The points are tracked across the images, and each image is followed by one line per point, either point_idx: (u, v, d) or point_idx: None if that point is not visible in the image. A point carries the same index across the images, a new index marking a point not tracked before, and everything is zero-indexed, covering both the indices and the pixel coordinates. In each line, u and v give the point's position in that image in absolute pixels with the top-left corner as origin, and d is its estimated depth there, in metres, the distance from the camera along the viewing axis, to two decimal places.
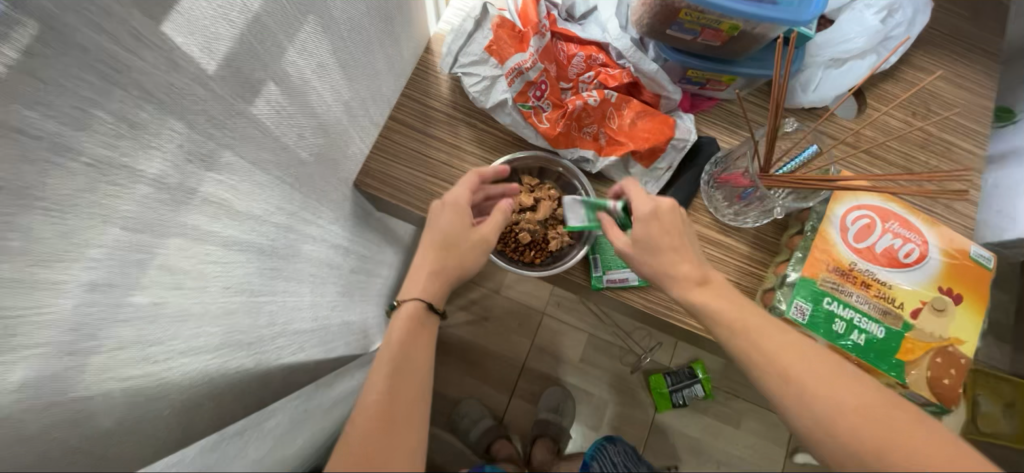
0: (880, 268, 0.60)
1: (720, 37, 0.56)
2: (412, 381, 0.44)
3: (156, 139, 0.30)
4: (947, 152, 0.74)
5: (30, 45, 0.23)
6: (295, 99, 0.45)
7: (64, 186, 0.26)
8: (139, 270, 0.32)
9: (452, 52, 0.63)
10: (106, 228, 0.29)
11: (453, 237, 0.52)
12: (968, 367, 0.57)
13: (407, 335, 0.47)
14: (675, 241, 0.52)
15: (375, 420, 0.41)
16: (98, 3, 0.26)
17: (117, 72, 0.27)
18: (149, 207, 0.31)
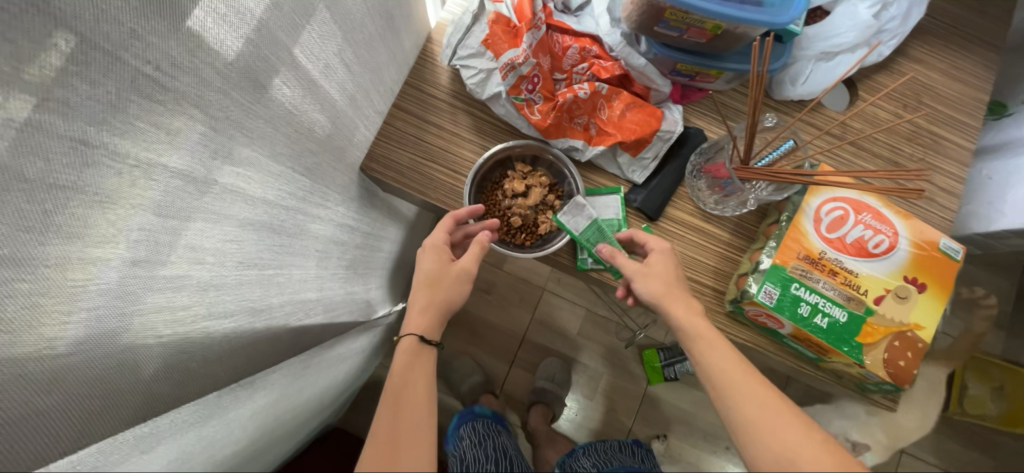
0: (848, 257, 0.64)
1: (705, 35, 0.59)
2: (420, 391, 0.52)
3: (186, 144, 0.36)
4: (935, 145, 0.75)
5: (88, 72, 0.28)
6: (304, 97, 0.50)
7: (114, 184, 0.31)
8: (170, 248, 0.37)
9: (451, 44, 0.66)
10: (144, 214, 0.34)
11: (436, 275, 0.60)
12: (924, 350, 0.62)
13: (407, 361, 0.54)
14: (669, 288, 0.59)
15: (384, 428, 0.48)
16: (137, 34, 0.30)
17: (154, 88, 0.32)
18: (179, 196, 0.37)
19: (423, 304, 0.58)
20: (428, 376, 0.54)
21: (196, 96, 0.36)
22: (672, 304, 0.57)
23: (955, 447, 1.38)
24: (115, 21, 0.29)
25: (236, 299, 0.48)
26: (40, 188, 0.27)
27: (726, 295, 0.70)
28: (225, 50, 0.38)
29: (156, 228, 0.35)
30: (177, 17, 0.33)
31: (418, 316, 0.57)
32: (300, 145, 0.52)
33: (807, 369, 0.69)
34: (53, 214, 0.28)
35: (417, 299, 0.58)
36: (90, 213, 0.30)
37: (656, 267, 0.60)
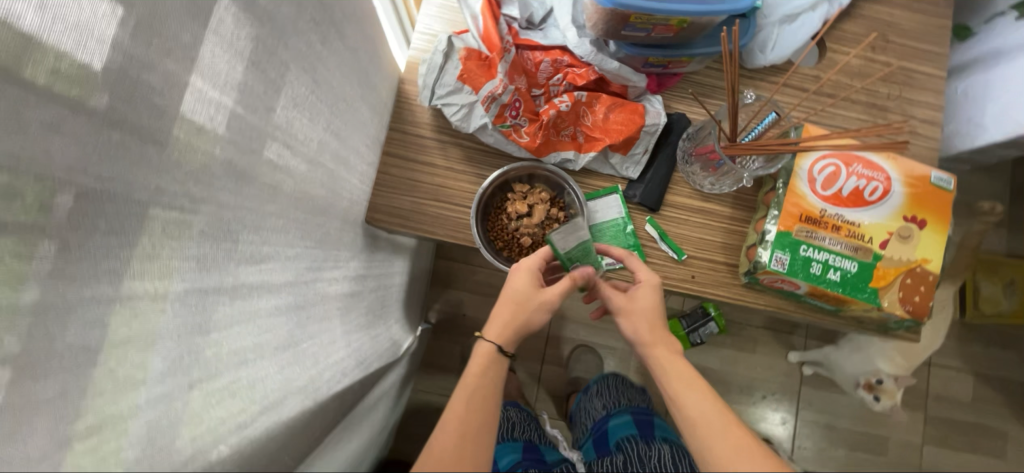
0: (847, 210, 0.66)
1: (672, 30, 0.60)
2: (486, 405, 0.53)
3: (213, 265, 0.36)
4: (909, 80, 0.76)
5: (125, 239, 0.28)
6: (308, 180, 0.50)
7: (159, 322, 0.32)
8: (214, 360, 0.38)
9: (428, 85, 0.66)
10: (187, 338, 0.35)
11: (525, 299, 0.59)
12: (935, 282, 0.65)
13: (485, 369, 0.55)
14: (654, 331, 0.58)
15: (453, 439, 0.50)
16: (165, 190, 0.30)
17: (181, 227, 0.32)
18: (212, 309, 0.37)
19: (507, 322, 0.58)
20: (497, 375, 0.56)
21: (222, 218, 0.36)
22: (653, 343, 0.57)
23: (979, 348, 1.43)
24: (140, 185, 0.28)
25: (281, 383, 0.49)
26: (95, 350, 0.28)
27: (739, 267, 0.72)
28: (231, 167, 0.36)
29: (197, 347, 0.36)
30: (182, 153, 0.31)
31: (497, 325, 0.58)
32: (312, 222, 0.54)
33: (828, 320, 0.72)
34: (114, 369, 0.29)
35: (502, 313, 0.58)
36: (145, 356, 0.31)
37: (641, 302, 0.60)
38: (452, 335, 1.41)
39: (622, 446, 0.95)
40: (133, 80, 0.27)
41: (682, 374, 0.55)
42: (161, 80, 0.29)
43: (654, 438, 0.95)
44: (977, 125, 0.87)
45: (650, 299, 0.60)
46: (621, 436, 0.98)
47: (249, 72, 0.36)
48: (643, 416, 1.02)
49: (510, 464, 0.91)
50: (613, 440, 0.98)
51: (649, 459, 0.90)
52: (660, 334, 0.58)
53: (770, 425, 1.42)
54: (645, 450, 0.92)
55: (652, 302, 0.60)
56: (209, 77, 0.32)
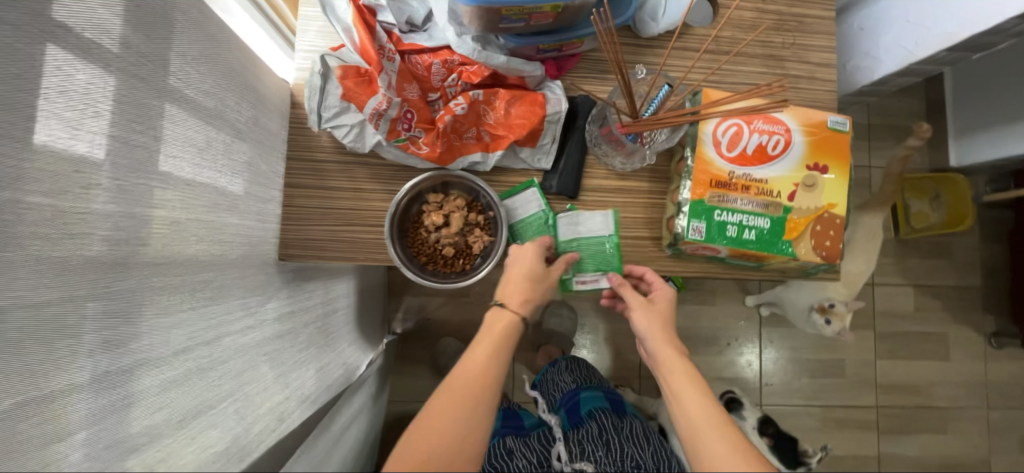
0: (754, 167, 0.67)
1: (549, 16, 0.58)
2: (494, 361, 0.54)
3: (65, 362, 0.36)
4: (803, 26, 0.76)
5: None
6: (179, 240, 0.47)
7: (19, 432, 0.34)
8: (119, 446, 0.39)
9: (314, 109, 0.63)
10: (72, 436, 0.36)
11: (536, 275, 0.63)
12: (843, 224, 0.68)
13: (503, 333, 0.56)
14: (668, 332, 0.60)
15: (458, 389, 0.51)
16: None
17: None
18: (102, 399, 0.38)
19: (522, 295, 0.61)
20: (512, 336, 0.57)
21: (47, 318, 0.35)
22: (664, 342, 0.59)
23: (918, 262, 1.51)
24: None
25: (195, 453, 0.44)
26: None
27: (664, 239, 0.73)
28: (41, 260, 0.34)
29: (100, 436, 0.38)
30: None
31: (518, 297, 0.60)
32: (202, 282, 0.50)
33: (755, 275, 0.74)
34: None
35: (515, 286, 0.61)
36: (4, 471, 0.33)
37: (661, 308, 0.63)
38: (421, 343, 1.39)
39: (593, 415, 0.93)
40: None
41: (687, 369, 0.56)
42: None
43: (624, 413, 0.96)
44: (876, 57, 0.88)
45: (665, 305, 0.64)
46: (590, 405, 0.96)
47: (45, 156, 0.34)
48: (612, 394, 1.01)
49: None
50: (584, 409, 0.95)
51: (620, 429, 0.90)
52: (670, 335, 0.61)
53: (738, 368, 1.48)
54: (616, 421, 0.92)
55: (667, 306, 0.64)
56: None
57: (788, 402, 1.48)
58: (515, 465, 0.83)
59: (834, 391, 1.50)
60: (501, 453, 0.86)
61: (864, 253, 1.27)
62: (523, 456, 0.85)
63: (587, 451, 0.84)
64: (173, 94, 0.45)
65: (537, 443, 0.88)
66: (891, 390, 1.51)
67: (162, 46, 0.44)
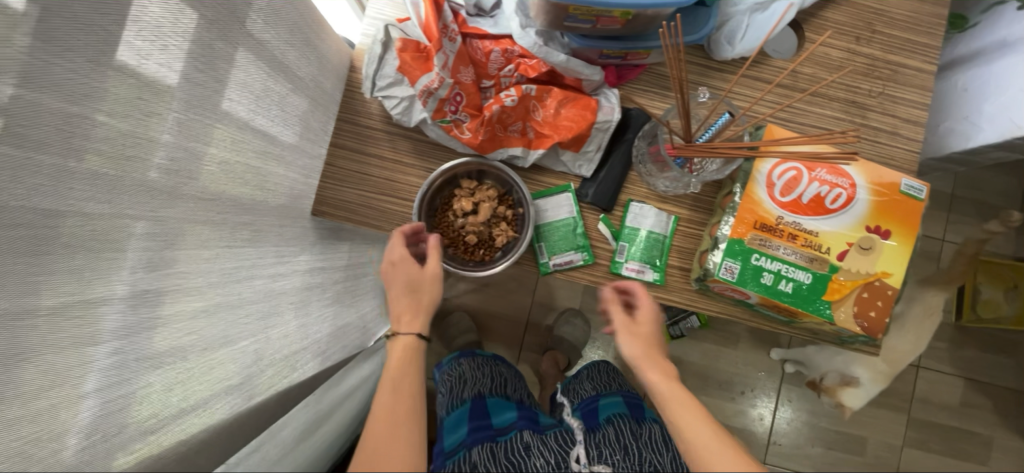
0: (806, 218, 0.62)
1: (617, 21, 0.56)
2: (411, 388, 0.51)
3: (109, 275, 0.37)
4: (895, 75, 0.70)
5: None
6: (226, 179, 0.49)
7: (46, 333, 0.33)
8: (137, 363, 0.40)
9: (369, 76, 0.63)
10: (95, 345, 0.37)
11: (417, 282, 0.60)
12: (895, 297, 0.62)
13: (405, 358, 0.54)
14: (648, 349, 0.58)
15: (382, 422, 0.47)
16: (40, 208, 0.31)
17: (45, 243, 0.32)
18: (129, 315, 0.39)
19: (411, 312, 0.58)
20: (413, 363, 0.54)
21: (103, 235, 0.35)
22: (642, 358, 0.57)
23: (975, 353, 1.38)
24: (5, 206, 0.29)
25: (207, 384, 0.48)
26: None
27: (693, 272, 0.69)
28: (101, 180, 0.34)
29: (127, 347, 0.39)
30: (24, 170, 0.30)
31: (408, 316, 0.58)
32: (237, 222, 0.52)
33: (784, 330, 0.69)
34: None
35: (400, 304, 0.59)
36: (18, 372, 0.32)
37: (643, 329, 0.60)
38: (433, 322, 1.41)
39: (612, 420, 0.80)
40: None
41: (674, 394, 0.52)
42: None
43: (644, 418, 0.82)
44: (975, 123, 0.80)
45: (649, 325, 0.61)
46: (609, 410, 0.82)
47: (115, 81, 0.34)
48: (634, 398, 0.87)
49: (503, 421, 0.77)
50: (602, 414, 0.82)
51: (640, 436, 0.77)
52: (654, 356, 0.57)
53: (747, 419, 1.40)
54: (637, 427, 0.79)
55: (652, 328, 0.60)
56: (54, 89, 0.31)
57: (794, 467, 1.40)
58: (531, 464, 0.70)
59: (848, 468, 1.40)
60: (513, 449, 0.71)
61: (915, 331, 1.16)
62: (539, 456, 0.71)
63: (605, 456, 0.72)
64: (240, 41, 0.47)
65: (555, 443, 0.74)
66: None
67: None
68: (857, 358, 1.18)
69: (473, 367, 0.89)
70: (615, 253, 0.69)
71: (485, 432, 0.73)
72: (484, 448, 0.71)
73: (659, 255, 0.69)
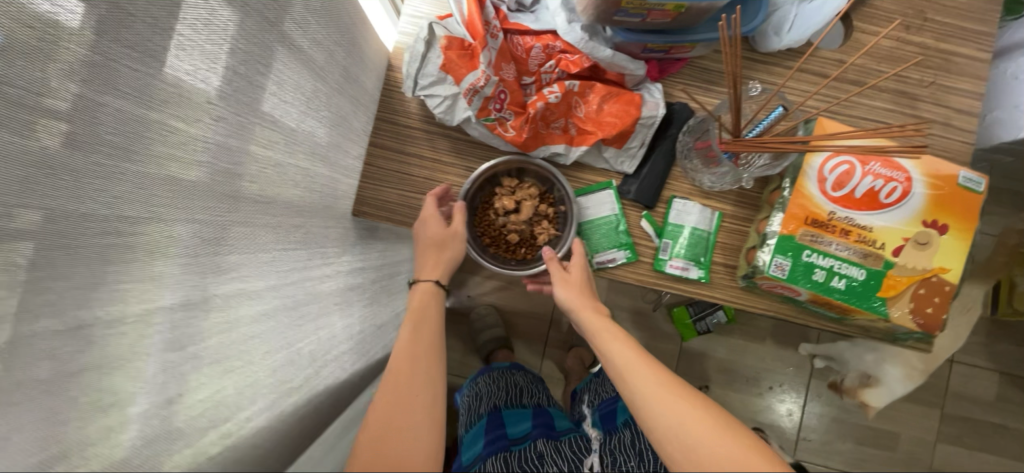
0: (859, 213, 0.61)
1: (668, 15, 0.55)
2: (422, 334, 0.59)
3: (176, 283, 0.36)
4: (948, 64, 0.67)
5: (60, 262, 0.27)
6: (279, 182, 0.49)
7: (122, 345, 0.32)
8: (182, 377, 0.38)
9: (411, 74, 0.63)
10: (146, 360, 0.34)
11: (442, 239, 0.66)
12: (952, 293, 0.60)
13: (425, 300, 0.65)
14: (582, 296, 0.63)
15: (398, 364, 0.55)
16: (117, 214, 0.30)
17: (123, 250, 0.31)
18: (177, 326, 0.37)
19: (432, 264, 0.67)
20: (426, 310, 0.63)
21: (173, 241, 0.35)
22: (581, 304, 0.62)
23: (1011, 347, 1.34)
24: (87, 215, 0.28)
25: (272, 388, 0.51)
26: (55, 383, 0.29)
27: (739, 269, 0.68)
28: (172, 183, 0.34)
29: (172, 362, 0.37)
30: (110, 179, 0.29)
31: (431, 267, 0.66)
32: (287, 223, 0.52)
33: (831, 327, 0.68)
34: (77, 396, 0.30)
35: (425, 258, 0.66)
36: (113, 381, 0.32)
37: (575, 275, 0.65)
38: (457, 320, 1.40)
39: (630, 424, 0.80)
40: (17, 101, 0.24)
41: (608, 328, 0.59)
42: (73, 106, 0.27)
43: None
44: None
45: (580, 274, 0.65)
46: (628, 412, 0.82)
47: (189, 86, 0.34)
48: None
49: (520, 432, 0.79)
50: (621, 418, 0.82)
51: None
52: (587, 299, 0.63)
53: (775, 415, 1.39)
54: None
55: (583, 275, 0.65)
56: (136, 94, 0.30)
57: (823, 462, 1.38)
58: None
59: (878, 464, 1.38)
60: (528, 459, 0.73)
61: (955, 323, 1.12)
62: (554, 464, 0.74)
63: (618, 462, 0.75)
64: (291, 39, 0.46)
65: (569, 451, 0.77)
66: None
67: None
68: (889, 357, 1.17)
69: (491, 380, 0.89)
70: (659, 250, 0.68)
71: (500, 442, 0.75)
72: (498, 458, 0.73)
73: (704, 253, 0.68)
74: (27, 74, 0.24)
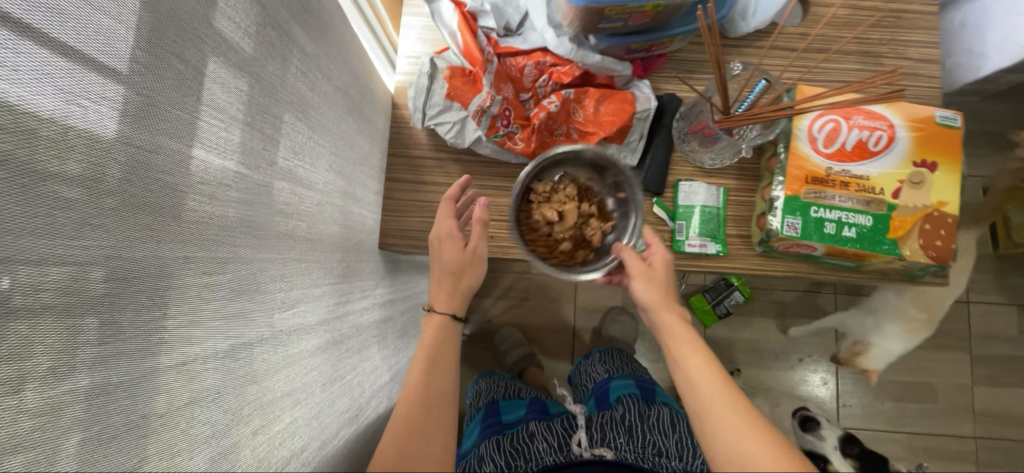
0: (854, 165, 0.65)
1: (648, 15, 0.61)
2: (442, 373, 0.53)
3: (249, 318, 0.38)
4: (901, 22, 0.74)
5: (166, 299, 0.29)
6: (319, 219, 0.51)
7: (209, 380, 0.33)
8: (246, 414, 0.37)
9: (419, 107, 0.69)
10: (218, 396, 0.34)
11: (459, 265, 0.60)
12: (954, 223, 0.64)
13: (440, 337, 0.56)
14: (661, 295, 0.57)
15: (415, 407, 0.49)
16: (200, 251, 0.32)
17: (209, 285, 0.33)
18: (226, 371, 0.35)
19: (446, 291, 0.59)
20: (447, 341, 0.56)
21: (245, 278, 0.37)
22: (657, 304, 0.56)
23: None
24: (180, 255, 0.30)
25: (332, 420, 0.52)
26: (169, 416, 0.30)
27: (753, 237, 0.72)
28: (235, 222, 0.36)
29: (233, 402, 0.36)
30: (198, 222, 0.32)
31: (445, 298, 0.58)
32: (327, 257, 0.53)
33: (850, 277, 0.71)
34: (187, 428, 0.31)
35: (441, 287, 0.59)
36: (208, 414, 0.33)
37: (657, 271, 0.58)
38: (480, 346, 1.40)
39: (621, 401, 0.74)
40: (137, 160, 0.27)
41: (688, 336, 0.52)
42: (168, 154, 0.29)
43: (654, 401, 0.75)
44: (979, 54, 0.84)
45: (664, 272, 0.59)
46: (620, 392, 0.77)
47: (245, 129, 0.37)
48: (648, 384, 0.81)
49: (515, 419, 0.76)
50: (613, 396, 0.77)
51: (647, 417, 0.70)
52: (670, 301, 0.56)
53: (809, 387, 1.38)
54: (643, 409, 0.72)
55: (664, 271, 0.59)
56: (204, 138, 0.32)
57: (868, 425, 1.37)
58: (535, 449, 0.66)
59: (918, 418, 1.38)
60: (518, 437, 0.68)
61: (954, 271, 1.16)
62: (543, 440, 0.67)
63: (607, 438, 0.66)
64: (317, 83, 0.50)
65: (560, 428, 0.70)
66: None
67: (309, 40, 0.48)
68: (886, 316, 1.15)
69: (491, 379, 0.90)
70: (675, 232, 0.72)
71: (494, 427, 0.73)
72: (491, 440, 0.69)
73: (719, 227, 0.72)
74: (130, 129, 0.26)
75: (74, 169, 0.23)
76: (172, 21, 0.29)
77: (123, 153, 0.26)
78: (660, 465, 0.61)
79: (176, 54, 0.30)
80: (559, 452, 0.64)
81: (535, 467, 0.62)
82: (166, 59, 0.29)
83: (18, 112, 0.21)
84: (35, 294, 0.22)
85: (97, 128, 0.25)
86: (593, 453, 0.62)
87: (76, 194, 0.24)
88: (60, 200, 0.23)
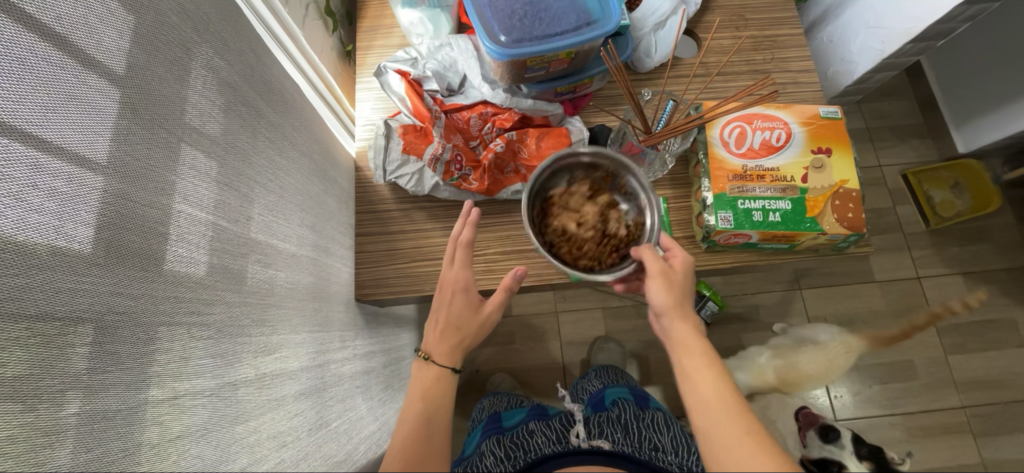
0: (765, 159, 0.75)
1: (565, 61, 0.72)
2: (438, 418, 0.53)
3: (235, 359, 0.41)
4: (777, 44, 0.88)
5: (157, 334, 0.33)
6: (296, 269, 0.56)
7: (198, 418, 0.36)
8: (231, 453, 0.39)
9: (379, 166, 0.77)
10: (202, 434, 0.36)
11: (464, 323, 0.60)
12: (860, 197, 0.74)
13: (434, 385, 0.56)
14: (679, 301, 0.56)
15: (407, 457, 0.49)
16: (184, 296, 0.36)
17: (196, 326, 0.37)
18: (213, 410, 0.38)
19: (450, 347, 0.58)
20: (446, 388, 0.56)
21: (227, 320, 0.41)
22: (676, 312, 0.55)
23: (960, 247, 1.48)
24: (166, 297, 0.35)
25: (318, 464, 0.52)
26: (162, 446, 0.33)
27: (697, 236, 0.79)
28: (207, 272, 0.39)
29: (220, 441, 0.38)
30: (182, 268, 0.36)
31: (444, 353, 0.58)
32: (304, 306, 0.57)
33: (789, 258, 0.79)
34: (176, 460, 0.34)
35: (449, 337, 0.59)
36: (195, 447, 0.35)
37: (675, 277, 0.57)
38: (473, 397, 1.38)
39: (617, 403, 0.80)
40: (130, 214, 0.32)
41: (699, 345, 0.53)
42: (158, 212, 0.35)
43: (648, 407, 0.80)
44: (849, 61, 1.00)
45: (681, 273, 0.58)
46: (615, 396, 0.83)
47: (223, 191, 0.42)
48: (640, 392, 0.86)
49: (516, 422, 0.82)
50: (609, 399, 0.82)
51: (641, 419, 0.76)
52: (686, 310, 0.56)
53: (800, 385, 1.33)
54: (638, 412, 0.77)
55: (683, 277, 0.58)
56: (185, 197, 0.37)
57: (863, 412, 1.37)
58: (534, 442, 0.71)
59: (912, 398, 1.33)
60: (518, 435, 0.74)
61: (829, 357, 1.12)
62: (542, 435, 0.72)
63: (605, 433, 0.70)
64: (283, 151, 0.56)
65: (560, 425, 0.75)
66: (974, 388, 1.33)
67: (275, 116, 0.55)
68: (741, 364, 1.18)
69: (496, 396, 0.97)
70: None
71: (494, 429, 0.80)
72: (492, 439, 0.76)
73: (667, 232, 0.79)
74: (121, 192, 0.32)
75: (85, 216, 0.29)
76: (160, 101, 0.36)
77: (119, 212, 0.31)
78: (654, 457, 0.65)
79: (158, 133, 0.35)
80: (557, 444, 0.69)
81: (534, 455, 0.66)
82: (152, 130, 0.35)
83: (43, 173, 0.27)
84: (30, 329, 0.26)
85: (85, 197, 0.29)
86: (589, 443, 0.66)
87: (72, 249, 0.28)
88: (62, 252, 0.27)
